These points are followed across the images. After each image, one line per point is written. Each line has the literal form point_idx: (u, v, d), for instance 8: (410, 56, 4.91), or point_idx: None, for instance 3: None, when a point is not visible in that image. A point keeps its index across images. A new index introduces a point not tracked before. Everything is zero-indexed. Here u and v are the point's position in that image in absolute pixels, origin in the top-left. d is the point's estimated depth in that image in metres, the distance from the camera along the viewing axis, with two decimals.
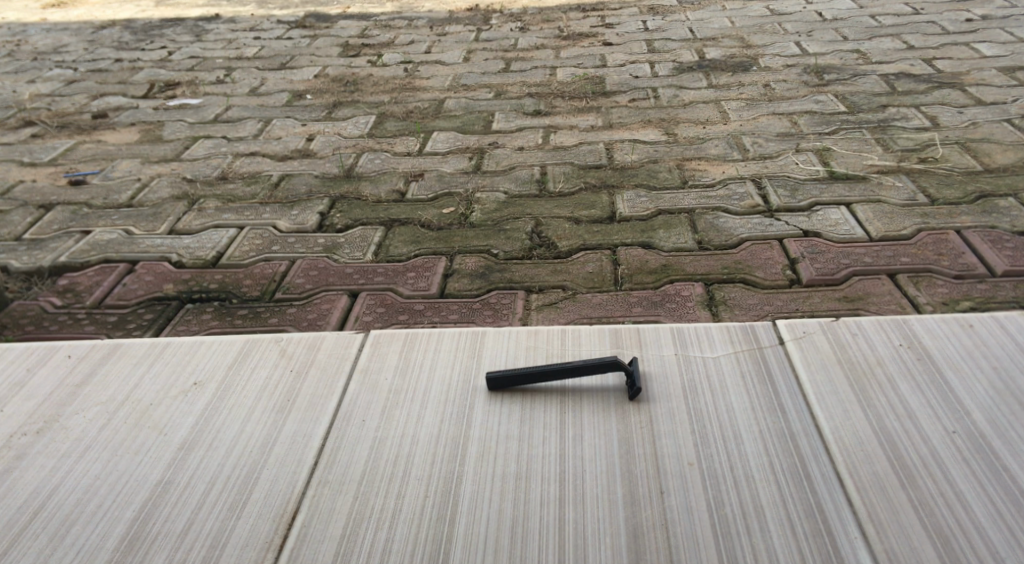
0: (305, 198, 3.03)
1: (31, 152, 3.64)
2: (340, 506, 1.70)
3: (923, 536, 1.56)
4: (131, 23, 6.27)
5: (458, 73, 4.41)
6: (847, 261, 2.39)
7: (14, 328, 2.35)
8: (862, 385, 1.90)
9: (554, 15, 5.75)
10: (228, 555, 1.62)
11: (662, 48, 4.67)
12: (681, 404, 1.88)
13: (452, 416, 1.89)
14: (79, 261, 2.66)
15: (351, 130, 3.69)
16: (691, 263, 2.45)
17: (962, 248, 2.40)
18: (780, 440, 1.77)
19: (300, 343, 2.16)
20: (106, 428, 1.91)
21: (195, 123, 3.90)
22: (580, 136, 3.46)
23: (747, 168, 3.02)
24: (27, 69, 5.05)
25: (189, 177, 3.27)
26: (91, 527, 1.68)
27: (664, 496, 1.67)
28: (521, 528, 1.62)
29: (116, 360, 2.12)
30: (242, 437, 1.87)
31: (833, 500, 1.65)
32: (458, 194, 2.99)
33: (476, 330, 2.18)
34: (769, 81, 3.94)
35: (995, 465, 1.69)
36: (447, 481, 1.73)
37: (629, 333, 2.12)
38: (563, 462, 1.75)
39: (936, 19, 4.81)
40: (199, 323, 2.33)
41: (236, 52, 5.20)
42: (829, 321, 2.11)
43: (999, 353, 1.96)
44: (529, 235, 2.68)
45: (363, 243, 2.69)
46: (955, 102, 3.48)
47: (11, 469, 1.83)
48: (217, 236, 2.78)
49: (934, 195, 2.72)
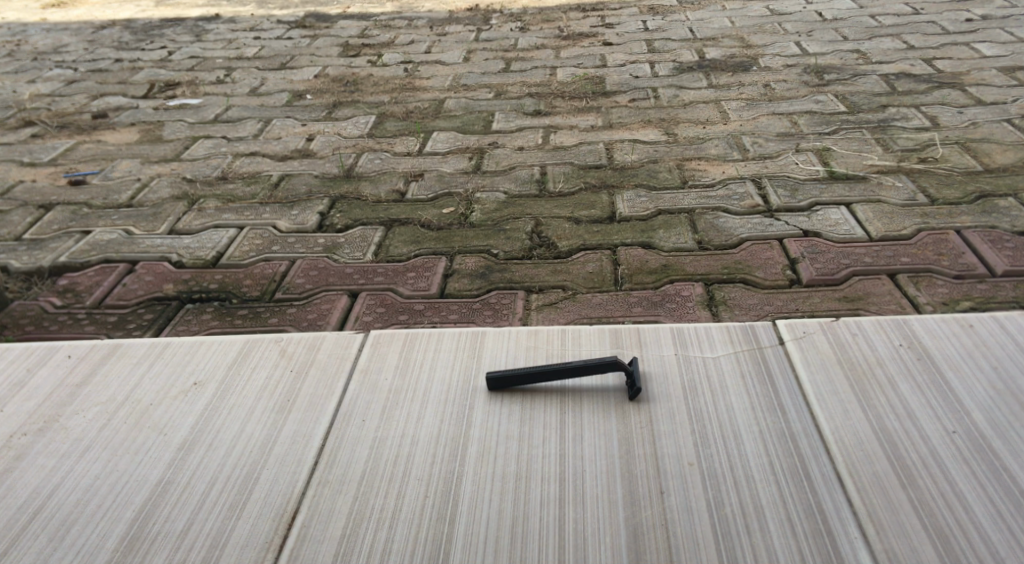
0: (304, 198, 3.03)
1: (31, 152, 3.64)
2: (340, 506, 1.70)
3: (923, 537, 1.56)
4: (131, 23, 6.27)
5: (458, 73, 4.42)
6: (846, 261, 2.39)
7: (15, 328, 2.35)
8: (862, 385, 1.90)
9: (554, 15, 5.75)
10: (228, 555, 1.62)
11: (662, 48, 4.67)
12: (681, 404, 1.88)
13: (452, 417, 1.89)
14: (79, 261, 2.66)
15: (351, 130, 3.69)
16: (692, 263, 2.45)
17: (962, 248, 2.40)
18: (780, 441, 1.77)
19: (300, 343, 2.16)
20: (106, 428, 1.91)
21: (195, 123, 3.90)
22: (579, 136, 3.46)
23: (747, 168, 3.02)
24: (27, 69, 5.05)
25: (190, 176, 3.27)
26: (91, 527, 1.68)
27: (664, 496, 1.67)
28: (522, 528, 1.62)
29: (116, 360, 2.12)
30: (243, 436, 1.87)
31: (833, 500, 1.65)
32: (458, 194, 2.99)
33: (477, 330, 2.18)
34: (769, 81, 3.94)
35: (994, 465, 1.69)
36: (447, 481, 1.73)
37: (629, 333, 2.12)
38: (563, 463, 1.75)
39: (938, 19, 4.81)
40: (199, 323, 2.33)
41: (235, 52, 5.21)
42: (829, 321, 2.11)
43: (1000, 353, 1.96)
44: (529, 235, 2.68)
45: (363, 243, 2.69)
46: (954, 102, 3.48)
47: (11, 468, 1.83)
48: (216, 236, 2.78)
49: (935, 195, 2.72)
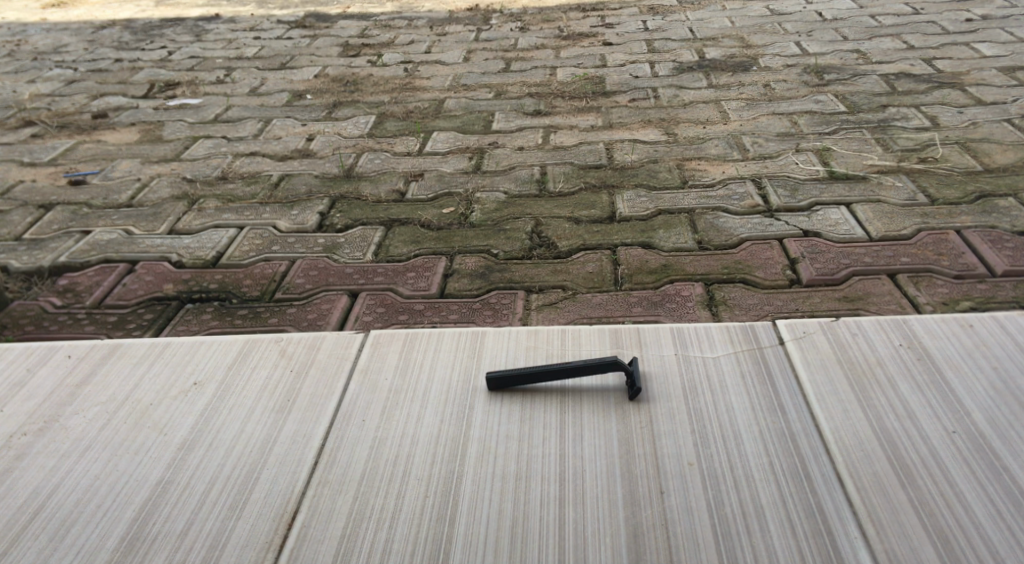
0: (304, 198, 3.03)
1: (31, 152, 3.64)
2: (341, 506, 1.70)
3: (923, 536, 1.56)
4: (132, 23, 6.27)
5: (458, 73, 4.42)
6: (846, 261, 2.39)
7: (15, 328, 2.35)
8: (862, 385, 1.90)
9: (554, 15, 5.75)
10: (228, 555, 1.62)
11: (662, 48, 4.67)
12: (681, 404, 1.88)
13: (452, 416, 1.89)
14: (79, 261, 2.66)
15: (351, 130, 3.69)
16: (692, 263, 2.45)
17: (962, 248, 2.40)
18: (780, 441, 1.77)
19: (300, 343, 2.16)
20: (106, 428, 1.91)
21: (195, 123, 3.90)
22: (579, 136, 3.45)
23: (747, 168, 3.02)
24: (27, 68, 5.05)
25: (190, 176, 3.27)
26: (91, 527, 1.68)
27: (664, 496, 1.67)
28: (522, 528, 1.62)
29: (116, 360, 2.12)
30: (243, 436, 1.87)
31: (833, 500, 1.65)
32: (458, 194, 2.99)
33: (477, 330, 2.18)
34: (769, 81, 3.94)
35: (994, 465, 1.69)
36: (447, 481, 1.73)
37: (629, 333, 2.12)
38: (563, 463, 1.75)
39: (939, 19, 4.81)
40: (199, 323, 2.33)
41: (235, 52, 5.21)
42: (829, 321, 2.11)
43: (999, 353, 1.96)
44: (529, 235, 2.68)
45: (363, 243, 2.69)
46: (954, 102, 3.49)
47: (11, 468, 1.83)
48: (215, 236, 2.78)
49: (935, 195, 2.72)
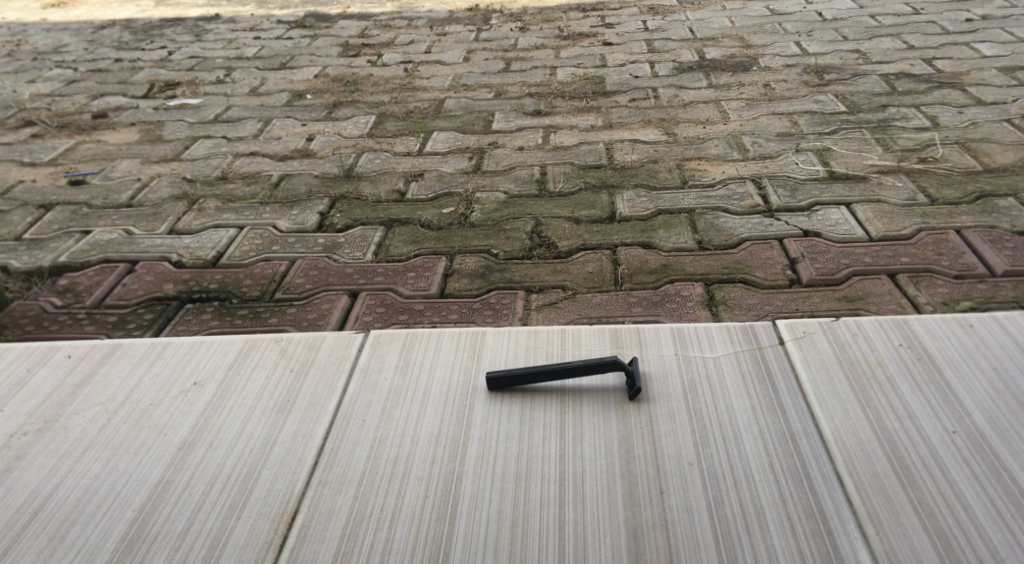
0: (304, 198, 3.03)
1: (31, 152, 3.64)
2: (340, 506, 1.70)
3: (923, 536, 1.56)
4: (131, 23, 6.27)
5: (458, 73, 4.41)
6: (846, 261, 2.39)
7: (14, 328, 2.35)
8: (862, 385, 1.90)
9: (554, 15, 5.75)
10: (228, 555, 1.62)
11: (662, 48, 4.67)
12: (681, 404, 1.88)
13: (452, 416, 1.89)
14: (79, 261, 2.66)
15: (351, 130, 3.68)
16: (692, 263, 2.45)
17: (962, 248, 2.40)
18: (780, 441, 1.77)
19: (300, 343, 2.16)
20: (106, 428, 1.91)
21: (195, 122, 3.90)
22: (579, 136, 3.45)
23: (747, 168, 3.02)
24: (27, 68, 5.05)
25: (190, 176, 3.27)
26: (91, 527, 1.68)
27: (664, 496, 1.67)
28: (522, 528, 1.62)
29: (116, 360, 2.12)
30: (242, 436, 1.87)
31: (833, 500, 1.65)
32: (458, 193, 2.99)
33: (477, 330, 2.18)
34: (769, 81, 3.94)
35: (994, 465, 1.69)
36: (447, 481, 1.73)
37: (629, 333, 2.12)
38: (563, 462, 1.75)
39: (938, 19, 4.80)
40: (199, 323, 2.33)
41: (235, 52, 5.21)
42: (829, 321, 2.11)
43: (1000, 353, 1.96)
44: (529, 235, 2.68)
45: (362, 243, 2.69)
46: (953, 102, 3.48)
47: (10, 468, 1.83)
48: (215, 236, 2.78)
49: (934, 195, 2.72)
